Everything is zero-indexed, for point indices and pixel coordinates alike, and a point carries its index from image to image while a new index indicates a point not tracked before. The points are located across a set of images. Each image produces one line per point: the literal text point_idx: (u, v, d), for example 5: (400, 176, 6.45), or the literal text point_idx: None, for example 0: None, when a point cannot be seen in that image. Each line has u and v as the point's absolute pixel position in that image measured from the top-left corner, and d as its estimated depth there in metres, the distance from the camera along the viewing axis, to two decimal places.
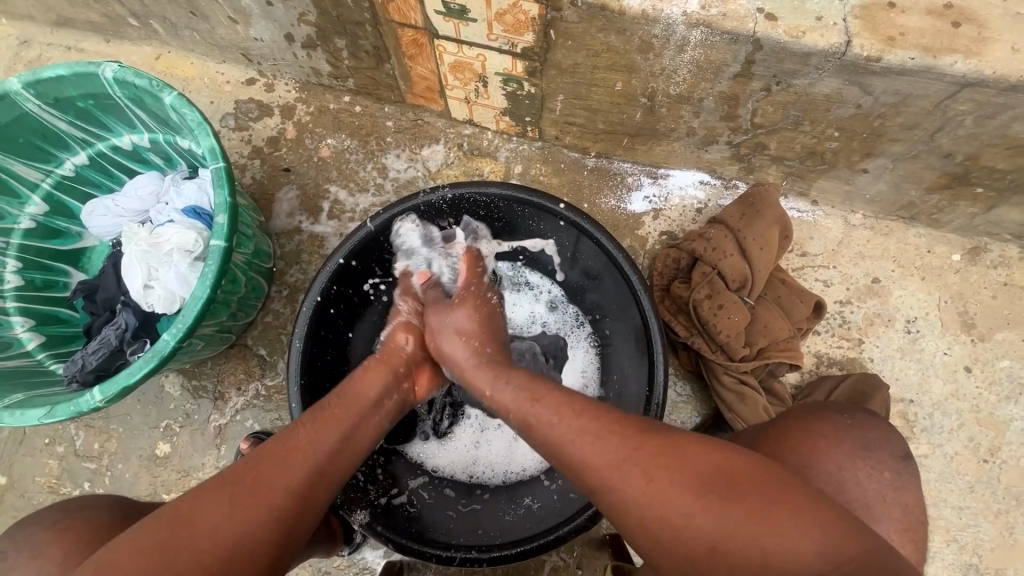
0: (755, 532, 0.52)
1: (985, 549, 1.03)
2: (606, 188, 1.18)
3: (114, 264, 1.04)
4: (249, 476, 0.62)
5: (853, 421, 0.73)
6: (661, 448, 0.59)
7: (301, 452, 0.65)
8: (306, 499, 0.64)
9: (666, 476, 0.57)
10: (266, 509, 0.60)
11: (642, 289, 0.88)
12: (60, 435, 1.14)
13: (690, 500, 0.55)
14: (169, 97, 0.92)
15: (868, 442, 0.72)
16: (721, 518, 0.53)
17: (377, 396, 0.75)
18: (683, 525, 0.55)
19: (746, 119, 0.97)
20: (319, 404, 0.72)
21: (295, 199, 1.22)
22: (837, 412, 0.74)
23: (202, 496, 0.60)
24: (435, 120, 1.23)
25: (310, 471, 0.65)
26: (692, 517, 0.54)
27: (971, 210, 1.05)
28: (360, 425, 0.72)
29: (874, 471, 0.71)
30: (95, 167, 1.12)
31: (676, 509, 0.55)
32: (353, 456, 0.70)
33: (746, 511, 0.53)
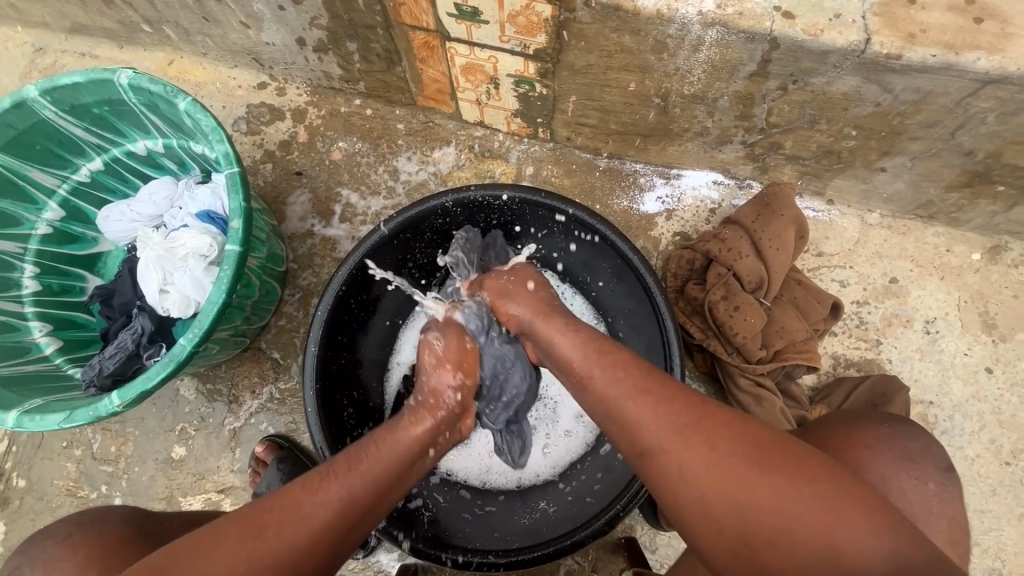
0: (820, 527, 0.50)
1: (1008, 553, 1.01)
2: (619, 188, 1.17)
3: (130, 269, 1.05)
4: (271, 520, 0.57)
5: (894, 430, 0.72)
6: (723, 428, 0.57)
7: (325, 510, 0.59)
8: (327, 563, 0.58)
9: (723, 456, 0.56)
10: (288, 572, 0.55)
11: (658, 292, 0.87)
12: (77, 439, 1.15)
13: (749, 485, 0.54)
14: (183, 103, 0.92)
15: (911, 452, 0.71)
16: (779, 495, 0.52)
17: (419, 449, 0.70)
18: (735, 509, 0.53)
19: (761, 118, 0.96)
20: (357, 450, 0.67)
21: (308, 202, 1.22)
22: (874, 421, 0.73)
23: (224, 550, 0.54)
24: (446, 123, 1.23)
25: (334, 532, 0.59)
26: (750, 506, 0.53)
27: (991, 208, 1.03)
28: (395, 485, 0.67)
29: (917, 482, 0.70)
30: (110, 173, 1.12)
31: (729, 494, 0.54)
32: (377, 515, 0.65)
33: (805, 508, 0.51)
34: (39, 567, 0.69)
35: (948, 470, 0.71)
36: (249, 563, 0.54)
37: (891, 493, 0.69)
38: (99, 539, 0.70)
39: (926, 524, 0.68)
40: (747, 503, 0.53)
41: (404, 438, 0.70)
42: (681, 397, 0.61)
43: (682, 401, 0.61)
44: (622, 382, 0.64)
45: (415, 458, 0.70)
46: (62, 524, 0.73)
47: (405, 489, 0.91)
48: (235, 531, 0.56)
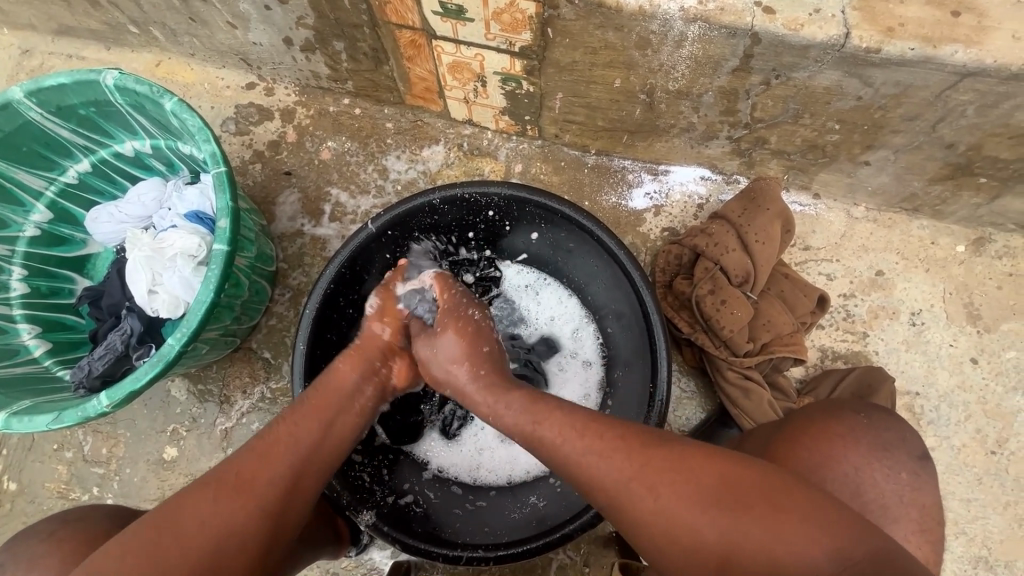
0: (764, 539, 0.52)
1: (994, 541, 1.02)
2: (607, 185, 1.18)
3: (119, 270, 1.05)
4: (229, 473, 0.62)
5: (870, 420, 0.73)
6: (666, 457, 0.58)
7: (280, 454, 0.65)
8: (288, 498, 0.64)
9: (668, 484, 0.56)
10: (250, 505, 0.61)
11: (645, 287, 0.88)
12: (68, 441, 1.15)
13: (696, 513, 0.55)
14: (169, 103, 0.92)
15: (885, 442, 0.72)
16: (729, 527, 0.53)
17: (353, 389, 0.73)
18: (688, 536, 0.55)
19: (745, 113, 0.97)
20: (293, 405, 0.70)
21: (298, 202, 1.22)
22: (853, 411, 0.74)
23: (191, 494, 0.61)
24: (435, 121, 1.23)
25: (289, 470, 0.64)
26: (702, 530, 0.54)
27: (974, 200, 1.04)
28: (333, 424, 0.70)
29: (890, 472, 0.71)
30: (98, 174, 1.12)
31: (681, 522, 0.55)
32: (331, 454, 0.69)
33: (751, 522, 0.53)
34: (25, 568, 0.68)
35: (929, 457, 0.72)
36: (214, 510, 0.60)
37: (863, 485, 0.70)
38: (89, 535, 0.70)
39: (896, 515, 0.69)
40: (698, 527, 0.54)
41: (339, 369, 0.73)
42: (627, 429, 0.61)
43: (628, 435, 0.61)
44: (566, 421, 0.62)
45: (352, 397, 0.72)
46: (49, 525, 0.73)
47: (397, 486, 0.93)
48: (203, 491, 0.61)
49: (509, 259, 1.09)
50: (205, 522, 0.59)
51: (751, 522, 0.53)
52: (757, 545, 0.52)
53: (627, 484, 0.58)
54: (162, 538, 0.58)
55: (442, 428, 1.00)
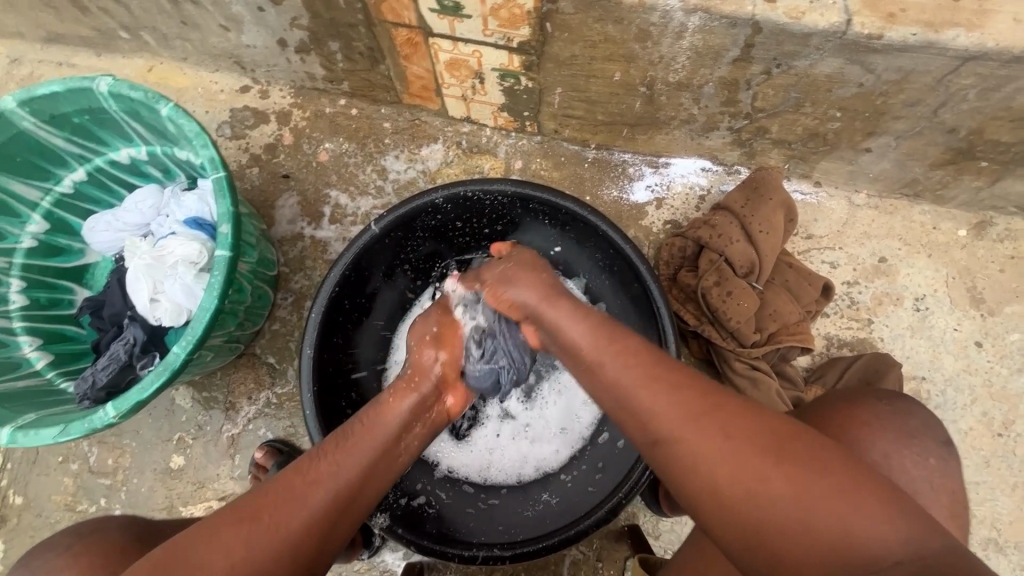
0: (832, 509, 0.50)
1: (1003, 522, 1.03)
2: (608, 179, 1.17)
3: (119, 279, 1.04)
4: (265, 503, 0.60)
5: (894, 405, 0.73)
6: (726, 408, 0.57)
7: (318, 494, 0.62)
8: (322, 539, 0.60)
9: (724, 433, 0.55)
10: (284, 543, 0.58)
11: (652, 281, 0.87)
12: (73, 453, 1.14)
13: (751, 467, 0.53)
14: (165, 109, 0.91)
15: (911, 429, 0.72)
16: (795, 487, 0.51)
17: (399, 430, 0.70)
18: (742, 491, 0.53)
19: (746, 103, 0.96)
20: (337, 436, 0.68)
21: (297, 205, 1.21)
22: (876, 398, 0.74)
23: (224, 526, 0.58)
24: (433, 120, 1.22)
25: (326, 509, 0.61)
26: (759, 485, 0.52)
27: (975, 184, 1.04)
28: (374, 466, 0.67)
29: (919, 458, 0.70)
30: (94, 183, 1.11)
31: (744, 478, 0.53)
32: (369, 498, 0.66)
33: (810, 490, 0.51)
34: None
35: (945, 445, 0.72)
36: (248, 542, 0.57)
37: (894, 473, 0.69)
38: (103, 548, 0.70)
39: (927, 503, 0.69)
40: (753, 483, 0.52)
41: (393, 405, 0.71)
42: (691, 381, 0.60)
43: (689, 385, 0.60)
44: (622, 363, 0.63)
45: (396, 439, 0.69)
46: (57, 539, 0.72)
47: (408, 488, 0.92)
48: (239, 518, 0.59)
49: None
50: (236, 562, 0.56)
51: (818, 490, 0.51)
52: (816, 516, 0.50)
53: (692, 430, 0.56)
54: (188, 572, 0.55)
55: (451, 430, 1.00)
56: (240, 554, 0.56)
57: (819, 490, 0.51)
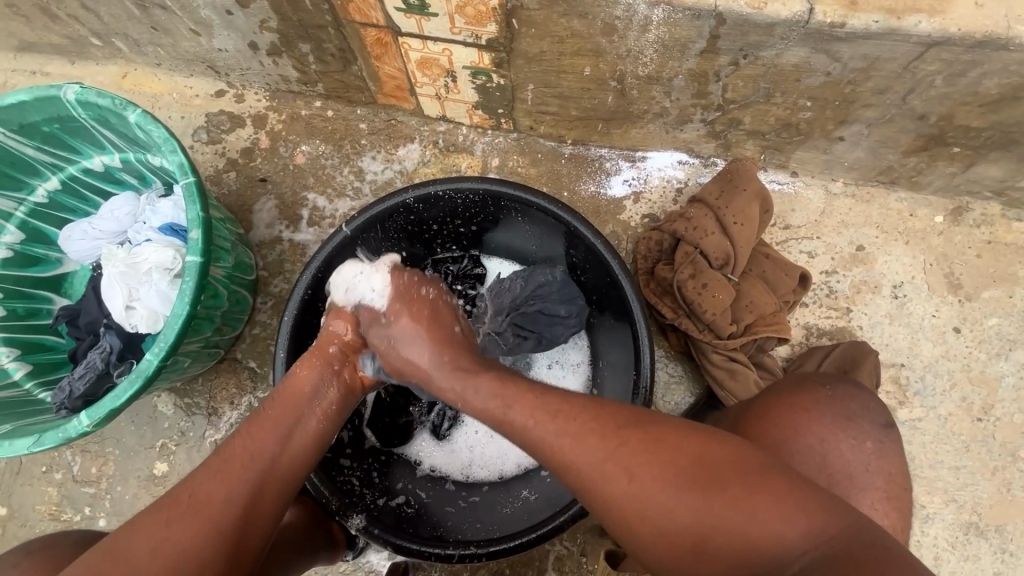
0: (737, 520, 0.52)
1: (984, 507, 1.03)
2: (585, 174, 1.17)
3: (95, 287, 1.04)
4: (184, 495, 0.63)
5: (835, 392, 0.74)
6: (636, 438, 0.59)
7: (236, 471, 0.66)
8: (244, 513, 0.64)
9: (639, 467, 0.57)
10: (206, 525, 0.61)
11: (625, 277, 0.87)
12: (56, 462, 1.14)
13: (671, 498, 0.55)
14: (133, 115, 0.90)
15: (847, 412, 0.73)
16: (700, 505, 0.54)
17: (310, 397, 0.73)
18: (663, 520, 0.55)
19: (717, 95, 0.96)
20: (254, 417, 0.71)
21: (275, 208, 1.21)
22: (818, 384, 0.75)
23: (147, 517, 0.62)
24: (409, 119, 1.22)
25: (246, 486, 0.65)
26: (676, 510, 0.55)
27: (949, 170, 1.04)
28: (294, 431, 0.71)
29: (854, 442, 0.71)
30: (68, 191, 1.11)
31: (655, 501, 0.55)
32: (295, 463, 0.70)
33: (725, 509, 0.53)
34: None
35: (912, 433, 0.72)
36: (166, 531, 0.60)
37: (829, 458, 0.70)
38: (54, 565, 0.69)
39: (865, 484, 0.70)
40: (676, 512, 0.55)
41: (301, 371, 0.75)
42: (602, 417, 0.61)
43: (608, 424, 0.61)
44: (537, 404, 0.64)
45: (307, 404, 0.73)
46: (26, 550, 0.71)
47: (388, 488, 0.93)
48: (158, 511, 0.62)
49: (490, 253, 1.09)
50: (160, 543, 0.60)
51: (720, 500, 0.54)
52: (732, 527, 0.52)
53: (602, 461, 0.58)
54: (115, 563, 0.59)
55: (432, 429, 0.99)
56: (163, 534, 0.60)
57: (720, 500, 0.53)
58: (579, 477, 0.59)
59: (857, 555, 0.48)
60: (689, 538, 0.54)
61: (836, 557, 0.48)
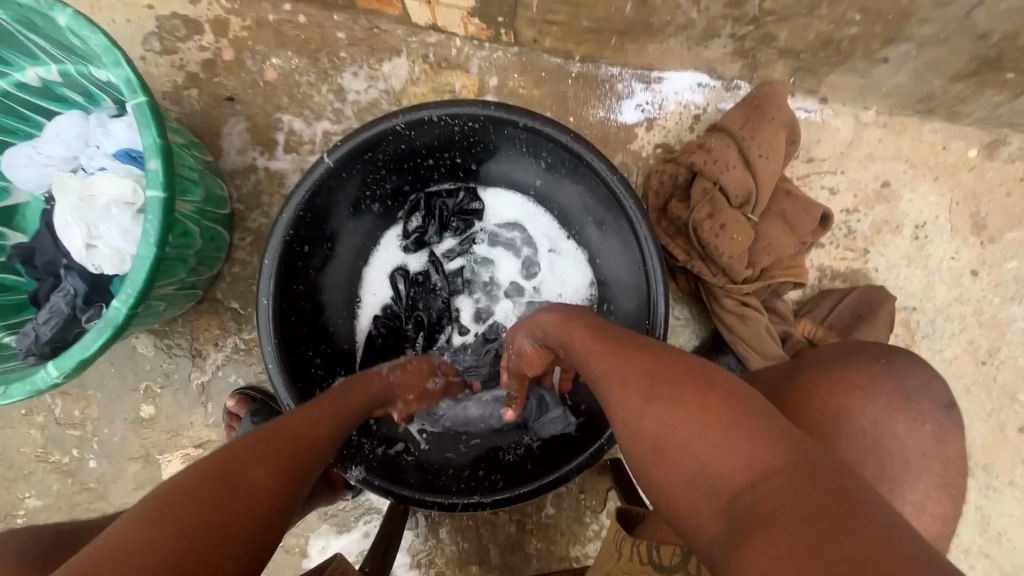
0: (697, 434, 0.46)
1: (975, 446, 1.05)
2: (594, 97, 1.05)
3: (49, 223, 0.93)
4: (272, 432, 0.56)
5: (893, 366, 0.62)
6: (650, 352, 0.56)
7: (315, 425, 0.62)
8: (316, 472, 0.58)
9: (691, 420, 0.47)
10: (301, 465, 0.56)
11: (641, 218, 0.80)
12: (35, 405, 1.09)
13: (647, 401, 0.50)
14: (63, 17, 0.75)
15: (907, 389, 0.61)
16: (667, 419, 0.48)
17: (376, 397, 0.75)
18: (635, 425, 0.51)
19: (754, 5, 0.83)
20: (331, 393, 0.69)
21: (246, 131, 1.08)
22: (871, 357, 0.63)
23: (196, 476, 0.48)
24: (394, 28, 1.06)
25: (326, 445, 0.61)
26: (642, 416, 0.50)
27: (996, 99, 0.95)
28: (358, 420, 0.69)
29: (913, 423, 0.60)
30: (3, 110, 0.96)
31: (630, 405, 0.52)
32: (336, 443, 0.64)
33: (802, 496, 0.39)
34: None
35: None
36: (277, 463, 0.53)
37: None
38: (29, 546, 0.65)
39: None
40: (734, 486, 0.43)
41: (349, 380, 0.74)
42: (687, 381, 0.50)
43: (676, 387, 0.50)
44: (576, 329, 0.67)
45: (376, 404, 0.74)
46: None
47: (387, 436, 0.88)
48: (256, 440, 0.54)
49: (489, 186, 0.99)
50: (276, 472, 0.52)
51: (692, 415, 0.47)
52: (692, 441, 0.46)
53: (608, 372, 0.57)
54: (175, 516, 0.44)
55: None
56: (238, 489, 0.48)
57: (693, 415, 0.47)
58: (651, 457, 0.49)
59: (823, 505, 0.38)
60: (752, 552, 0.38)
61: (790, 498, 0.39)
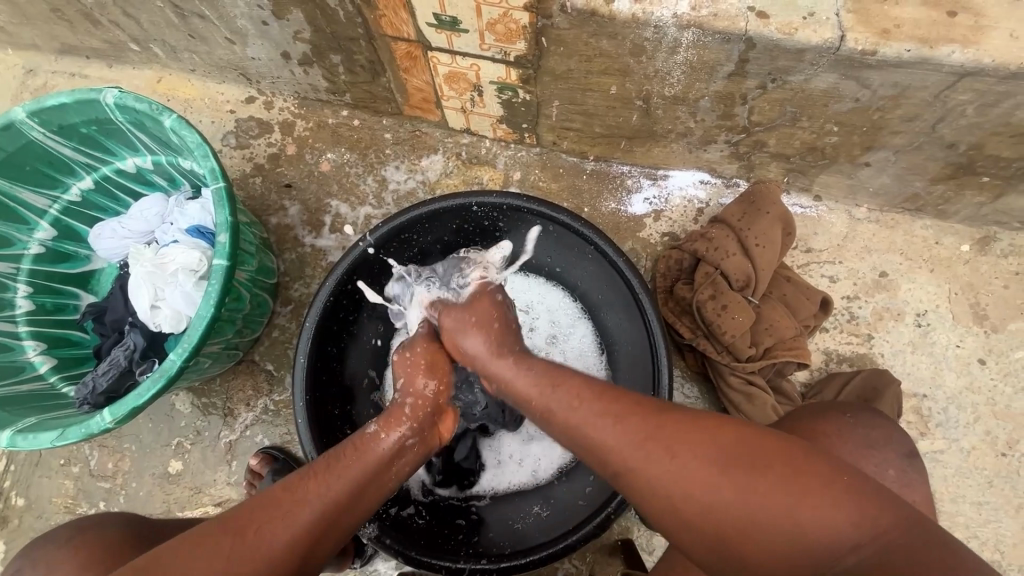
0: (744, 504, 0.53)
1: (1007, 545, 1.00)
2: (606, 191, 1.17)
3: (122, 285, 1.06)
4: (249, 521, 0.60)
5: (858, 420, 0.73)
6: (676, 430, 0.58)
7: (301, 514, 0.62)
8: (303, 559, 0.61)
9: (724, 482, 0.54)
10: (264, 560, 0.58)
11: (645, 294, 0.87)
12: (74, 456, 1.16)
13: (677, 473, 0.56)
14: (168, 120, 0.93)
15: (870, 441, 0.72)
16: (703, 482, 0.55)
17: (389, 458, 0.70)
18: (632, 468, 0.59)
19: (743, 117, 0.96)
20: (330, 456, 0.68)
21: (299, 213, 1.23)
22: (840, 411, 0.74)
23: (214, 533, 0.59)
24: (433, 131, 1.24)
25: (309, 529, 0.62)
26: (689, 490, 0.55)
27: (977, 199, 1.03)
28: (365, 490, 0.67)
29: (878, 468, 0.71)
30: (101, 191, 1.13)
31: (668, 480, 0.57)
32: (356, 516, 0.67)
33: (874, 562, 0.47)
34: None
35: (901, 453, 0.73)
36: (226, 561, 0.57)
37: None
38: (105, 542, 0.73)
39: None
40: (690, 489, 0.55)
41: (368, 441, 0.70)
42: (615, 398, 0.64)
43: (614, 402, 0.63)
44: (577, 394, 0.65)
45: (388, 458, 0.70)
46: (60, 533, 0.75)
47: (400, 497, 0.90)
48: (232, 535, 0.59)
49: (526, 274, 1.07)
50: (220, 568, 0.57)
51: (716, 477, 0.55)
52: (744, 512, 0.53)
53: (625, 440, 0.59)
54: None
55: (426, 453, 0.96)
56: (222, 564, 0.57)
57: (716, 477, 0.55)
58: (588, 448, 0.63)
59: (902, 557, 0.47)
60: (696, 497, 0.55)
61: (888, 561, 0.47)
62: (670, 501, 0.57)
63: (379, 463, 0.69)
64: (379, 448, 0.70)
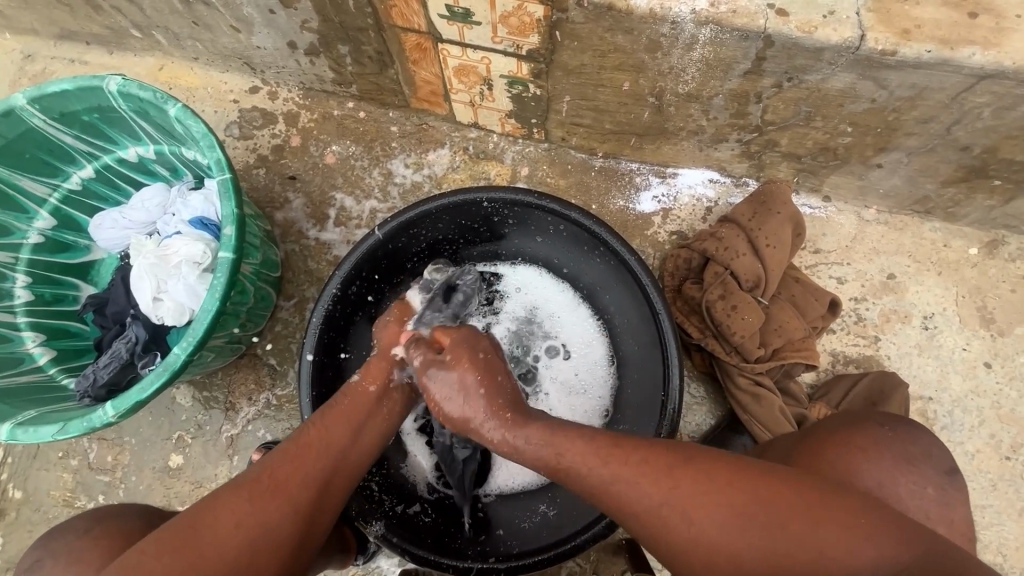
0: (780, 546, 0.55)
1: (1009, 548, 1.01)
2: (615, 188, 1.16)
3: (123, 277, 1.04)
4: (262, 474, 0.63)
5: (896, 433, 0.73)
6: (701, 471, 0.59)
7: (305, 466, 0.65)
8: (316, 505, 0.64)
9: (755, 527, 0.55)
10: (283, 506, 0.62)
11: (656, 294, 0.86)
12: (73, 449, 1.15)
13: (717, 526, 0.56)
14: (173, 109, 0.91)
15: (910, 455, 0.72)
16: (740, 527, 0.56)
17: (377, 401, 0.74)
18: (673, 528, 0.57)
19: (756, 116, 0.95)
20: (327, 409, 0.72)
21: (303, 206, 1.21)
22: (878, 424, 0.74)
23: (225, 495, 0.61)
24: (441, 125, 1.22)
25: (317, 477, 0.65)
26: (723, 540, 0.56)
27: (987, 202, 1.03)
28: (362, 431, 0.71)
29: (915, 487, 0.70)
30: (102, 181, 1.11)
31: (703, 533, 0.56)
32: (362, 456, 0.71)
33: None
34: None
35: (940, 469, 0.72)
36: (245, 515, 0.60)
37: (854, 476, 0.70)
38: (107, 542, 0.71)
39: None
40: (726, 542, 0.56)
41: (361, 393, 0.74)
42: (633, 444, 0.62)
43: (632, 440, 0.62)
44: (586, 450, 0.62)
45: (377, 405, 0.74)
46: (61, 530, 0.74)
47: (406, 495, 0.90)
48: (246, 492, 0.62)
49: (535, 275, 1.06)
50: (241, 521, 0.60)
51: (753, 526, 0.55)
52: (782, 556, 0.54)
53: (647, 486, 0.59)
54: (194, 542, 0.58)
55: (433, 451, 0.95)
56: (243, 517, 0.60)
57: (752, 526, 0.55)
58: (617, 506, 0.60)
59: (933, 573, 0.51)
60: (729, 545, 0.56)
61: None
62: (694, 550, 0.57)
63: (368, 409, 0.73)
64: (366, 395, 0.73)
